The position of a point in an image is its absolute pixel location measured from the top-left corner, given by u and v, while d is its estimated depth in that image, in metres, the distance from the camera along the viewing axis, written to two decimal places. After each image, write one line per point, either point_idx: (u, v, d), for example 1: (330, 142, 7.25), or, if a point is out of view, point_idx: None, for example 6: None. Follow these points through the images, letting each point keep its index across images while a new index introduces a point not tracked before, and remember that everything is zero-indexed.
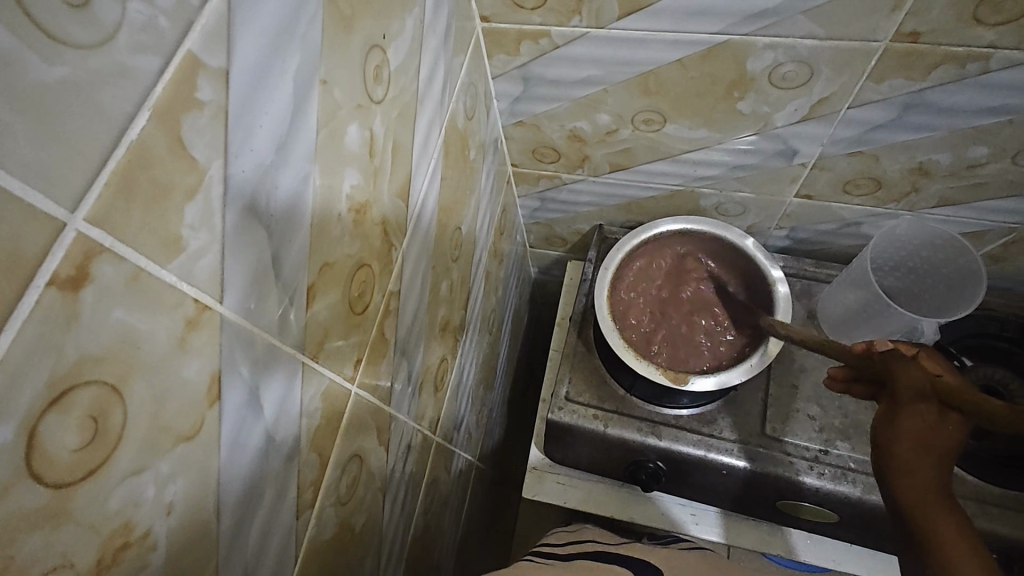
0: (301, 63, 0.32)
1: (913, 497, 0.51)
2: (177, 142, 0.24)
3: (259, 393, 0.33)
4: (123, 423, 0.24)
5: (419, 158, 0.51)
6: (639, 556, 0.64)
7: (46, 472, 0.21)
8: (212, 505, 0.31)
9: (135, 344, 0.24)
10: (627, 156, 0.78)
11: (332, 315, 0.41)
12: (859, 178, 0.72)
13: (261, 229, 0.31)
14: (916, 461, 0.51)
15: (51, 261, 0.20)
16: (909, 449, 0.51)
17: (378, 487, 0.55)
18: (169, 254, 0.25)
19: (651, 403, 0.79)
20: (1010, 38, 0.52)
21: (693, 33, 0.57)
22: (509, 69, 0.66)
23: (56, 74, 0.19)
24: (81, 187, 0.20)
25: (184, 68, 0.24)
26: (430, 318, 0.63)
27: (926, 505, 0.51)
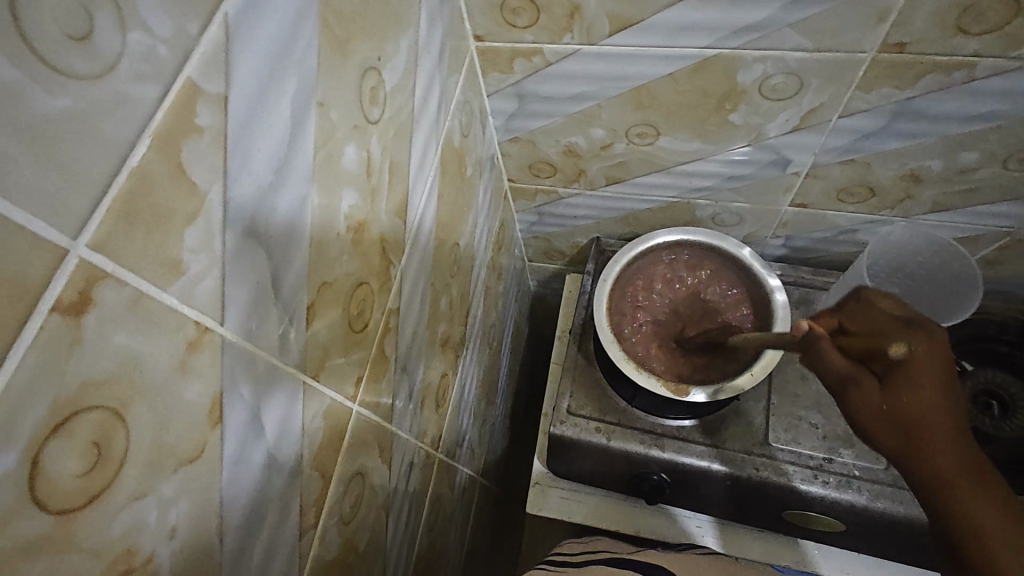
0: (298, 87, 0.32)
1: (959, 407, 0.51)
2: (177, 167, 0.24)
3: (261, 413, 0.34)
4: (126, 447, 0.24)
5: (416, 176, 0.52)
6: (647, 563, 0.63)
7: (49, 499, 0.21)
8: (215, 525, 0.31)
9: (136, 368, 0.24)
10: (622, 169, 0.78)
11: (332, 334, 0.41)
12: (852, 186, 0.73)
13: (260, 249, 0.31)
14: (939, 366, 0.52)
15: (54, 287, 0.20)
16: (884, 326, 0.58)
17: (381, 506, 0.55)
18: (170, 277, 0.25)
19: (653, 414, 0.78)
20: (994, 46, 0.53)
21: (683, 48, 0.58)
22: (503, 86, 0.67)
23: (60, 105, 0.19)
24: (83, 212, 0.21)
25: (184, 95, 0.24)
26: (430, 333, 0.63)
27: (955, 416, 0.50)
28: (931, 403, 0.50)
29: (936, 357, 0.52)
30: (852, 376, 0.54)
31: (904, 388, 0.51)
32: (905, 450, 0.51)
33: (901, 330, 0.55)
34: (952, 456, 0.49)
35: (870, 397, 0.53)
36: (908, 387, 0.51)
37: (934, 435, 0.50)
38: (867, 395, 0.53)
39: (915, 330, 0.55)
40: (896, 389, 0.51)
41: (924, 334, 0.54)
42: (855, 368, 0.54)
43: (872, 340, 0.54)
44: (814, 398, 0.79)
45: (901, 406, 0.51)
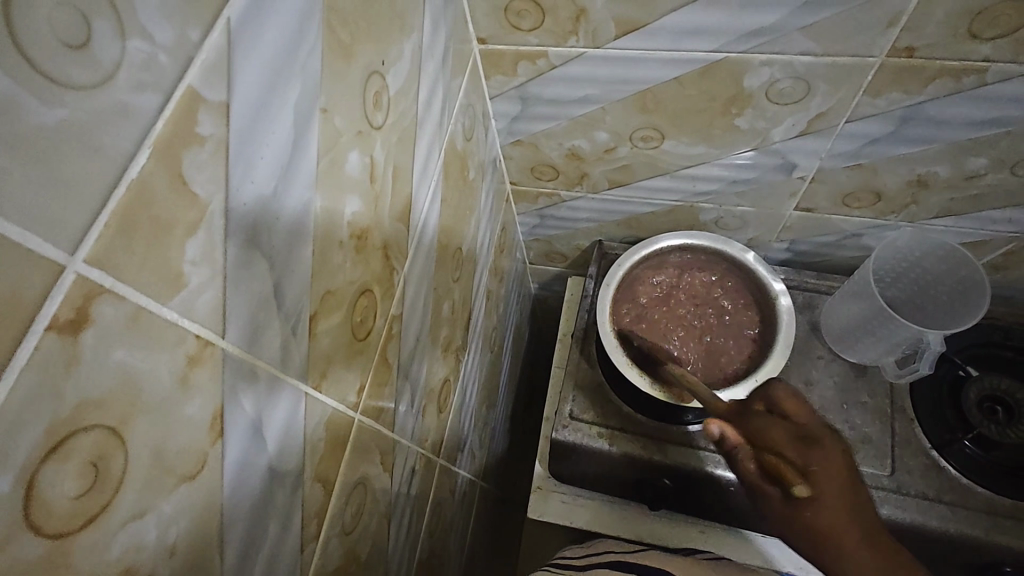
0: (302, 93, 0.32)
1: (869, 514, 0.52)
2: (177, 178, 0.24)
3: (263, 426, 0.33)
4: (124, 466, 0.23)
5: (419, 181, 0.51)
6: (647, 567, 0.63)
7: (43, 523, 0.20)
8: (215, 543, 0.30)
9: (135, 385, 0.23)
10: (625, 173, 0.78)
11: (335, 344, 0.40)
12: (858, 191, 0.73)
13: (262, 260, 0.30)
14: (846, 482, 0.52)
15: (51, 304, 0.19)
16: (781, 435, 0.54)
17: (382, 515, 0.54)
18: (170, 291, 0.24)
19: (656, 419, 0.78)
20: (1005, 52, 0.52)
21: (689, 51, 0.57)
22: (507, 89, 0.66)
23: (57, 116, 0.19)
24: (82, 225, 0.20)
25: (185, 103, 0.23)
26: (432, 339, 0.62)
27: (864, 526, 0.52)
28: (842, 522, 0.51)
29: (840, 473, 0.52)
30: (765, 488, 0.54)
31: (812, 512, 0.51)
32: (815, 557, 0.53)
33: (801, 443, 0.53)
34: (865, 561, 0.51)
35: (778, 508, 0.53)
36: (817, 511, 0.51)
37: (844, 551, 0.51)
38: (781, 509, 0.53)
39: (814, 445, 0.53)
40: (806, 511, 0.51)
41: (824, 450, 0.53)
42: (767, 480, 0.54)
43: (785, 467, 0.52)
44: (819, 403, 0.78)
45: (814, 527, 0.51)
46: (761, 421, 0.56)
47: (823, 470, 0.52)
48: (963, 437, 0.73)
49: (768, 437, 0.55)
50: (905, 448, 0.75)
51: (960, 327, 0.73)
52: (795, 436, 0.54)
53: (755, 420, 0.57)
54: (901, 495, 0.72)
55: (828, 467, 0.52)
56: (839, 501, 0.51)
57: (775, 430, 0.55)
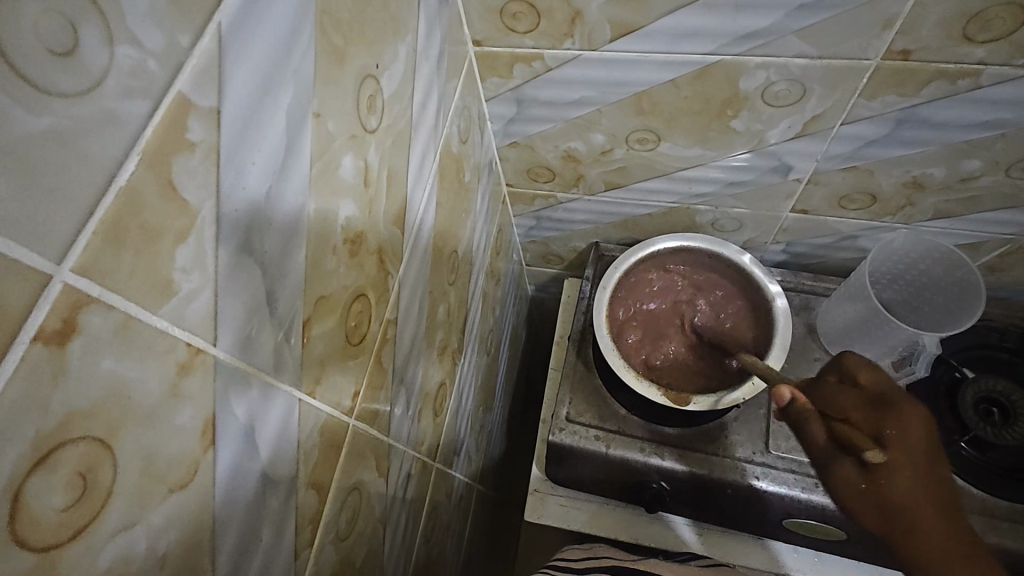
0: (294, 98, 0.31)
1: (947, 490, 0.49)
2: (167, 185, 0.23)
3: (256, 432, 0.33)
4: (114, 476, 0.23)
5: (414, 184, 0.51)
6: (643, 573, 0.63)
7: (31, 536, 0.20)
8: (208, 551, 0.30)
9: (124, 394, 0.23)
10: (622, 175, 0.78)
11: (329, 349, 0.40)
12: (854, 192, 0.73)
13: (255, 266, 0.30)
14: (924, 449, 0.49)
15: (37, 314, 0.19)
16: (852, 401, 0.54)
17: (378, 519, 0.54)
18: (160, 299, 0.24)
19: (652, 421, 0.78)
20: (1000, 55, 0.52)
21: (685, 54, 0.57)
22: (503, 91, 0.66)
23: (42, 124, 0.19)
24: (68, 235, 0.20)
25: (174, 110, 0.23)
26: (428, 342, 0.62)
27: (938, 500, 0.49)
28: (912, 492, 0.48)
29: (917, 439, 0.50)
30: (835, 458, 0.51)
31: (886, 478, 0.49)
32: (890, 533, 0.50)
33: (871, 408, 0.53)
34: (934, 535, 0.48)
35: (852, 483, 0.50)
36: (890, 478, 0.49)
37: (920, 526, 0.48)
38: (852, 479, 0.50)
39: (888, 410, 0.52)
40: (881, 479, 0.49)
41: (899, 411, 0.51)
42: (833, 448, 0.52)
43: (854, 432, 0.50)
44: None
45: (887, 500, 0.48)
46: (832, 392, 0.56)
47: (893, 432, 0.50)
48: (960, 438, 0.72)
49: (840, 404, 0.55)
50: None
51: (957, 327, 0.73)
52: (869, 403, 0.53)
53: (826, 389, 0.56)
54: None
55: (898, 431, 0.50)
56: (915, 465, 0.49)
57: (843, 397, 0.55)
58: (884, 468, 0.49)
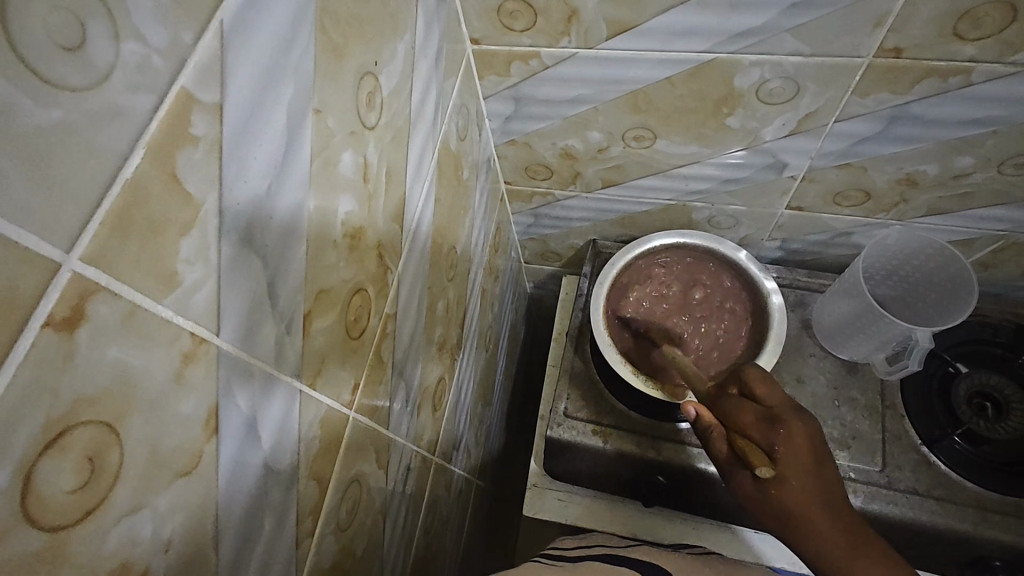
0: (295, 94, 0.32)
1: (832, 490, 0.53)
2: (171, 178, 0.24)
3: (257, 422, 0.33)
4: (120, 461, 0.24)
5: (413, 181, 0.51)
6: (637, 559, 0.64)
7: (41, 517, 0.21)
8: (210, 538, 0.31)
9: (130, 381, 0.23)
10: (619, 172, 0.78)
11: (329, 342, 0.41)
12: (848, 189, 0.73)
13: (256, 259, 0.31)
14: (808, 458, 0.53)
15: (48, 301, 0.20)
16: (751, 417, 0.57)
17: (377, 512, 0.54)
18: (164, 289, 0.25)
19: (649, 416, 0.79)
20: (991, 52, 0.53)
21: (680, 52, 0.58)
22: (500, 89, 0.67)
23: (52, 117, 0.19)
24: (78, 225, 0.20)
25: (178, 104, 0.24)
26: (427, 337, 0.63)
27: (827, 496, 0.52)
28: (804, 498, 0.52)
29: (798, 450, 0.53)
30: (733, 467, 0.57)
31: (782, 489, 0.52)
32: (784, 534, 0.54)
33: (766, 425, 0.56)
34: (821, 519, 0.51)
35: (747, 487, 0.55)
36: (783, 489, 0.52)
37: (814, 530, 0.52)
38: (752, 488, 0.55)
39: (780, 426, 0.55)
40: (772, 489, 0.53)
41: (784, 428, 0.55)
42: (733, 459, 0.57)
43: (752, 448, 0.54)
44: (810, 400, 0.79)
45: (787, 511, 0.52)
46: (735, 406, 0.58)
47: (780, 441, 0.54)
48: (953, 432, 0.73)
49: (739, 417, 0.57)
50: (895, 444, 0.75)
51: (949, 323, 0.74)
52: (762, 420, 0.56)
53: (728, 401, 0.59)
54: (891, 491, 0.73)
55: (782, 446, 0.53)
56: (803, 471, 0.52)
57: (743, 412, 0.57)
58: (783, 481, 0.52)
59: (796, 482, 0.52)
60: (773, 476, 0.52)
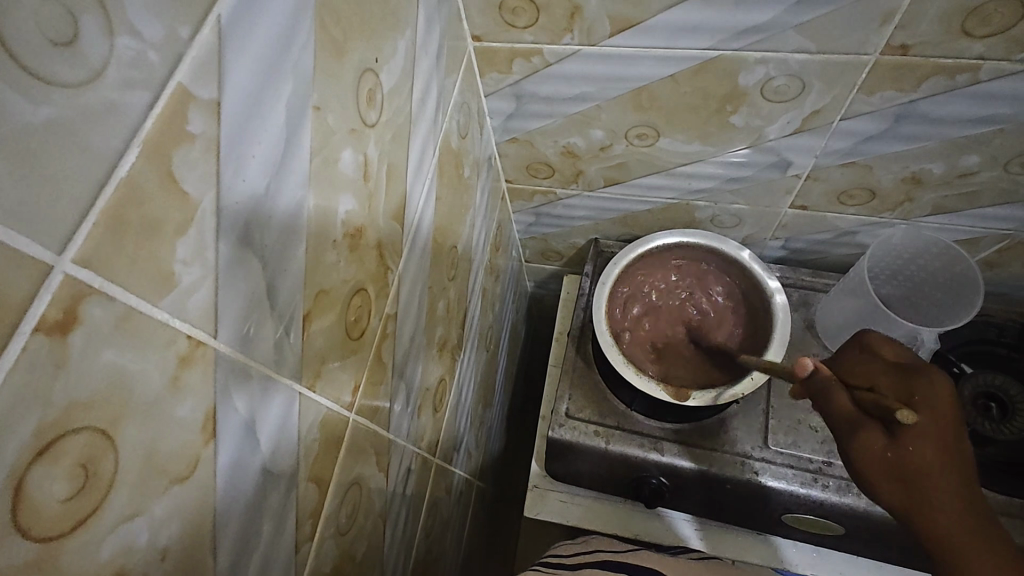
0: (294, 91, 0.31)
1: (966, 458, 0.48)
2: (167, 177, 0.23)
3: (256, 425, 0.33)
4: (114, 468, 0.23)
5: (414, 179, 0.51)
6: (637, 565, 0.63)
7: (33, 526, 0.20)
8: (208, 544, 0.30)
9: (125, 385, 0.23)
10: (621, 170, 0.78)
11: (329, 343, 0.40)
12: (853, 188, 0.73)
13: (255, 260, 0.30)
14: (952, 418, 0.49)
15: (38, 304, 0.19)
16: (879, 370, 0.56)
17: (378, 514, 0.54)
18: (161, 291, 0.24)
19: (652, 417, 0.78)
20: (999, 49, 0.52)
21: (684, 49, 0.57)
22: (502, 87, 0.66)
23: (43, 115, 0.19)
24: (69, 226, 0.20)
25: (175, 101, 0.23)
26: (428, 337, 0.62)
27: (964, 464, 0.48)
28: (937, 463, 0.47)
29: (945, 402, 0.49)
30: (858, 424, 0.50)
31: (915, 445, 0.47)
32: (905, 502, 0.49)
33: (900, 376, 0.54)
34: (941, 501, 0.47)
35: (876, 448, 0.49)
36: (918, 445, 0.47)
37: (938, 501, 0.47)
38: (883, 449, 0.49)
39: (918, 376, 0.52)
40: (908, 447, 0.47)
41: (925, 380, 0.51)
42: (859, 416, 0.51)
43: (882, 398, 0.50)
44: None
45: (904, 463, 0.47)
46: (858, 365, 0.59)
47: (920, 390, 0.51)
48: None
49: (868, 375, 0.57)
50: None
51: (955, 323, 0.73)
52: (896, 371, 0.55)
53: (856, 361, 0.59)
54: None
55: (930, 408, 0.49)
56: (939, 433, 0.48)
57: (868, 368, 0.57)
58: (923, 435, 0.47)
59: (931, 454, 0.47)
60: (911, 429, 0.48)
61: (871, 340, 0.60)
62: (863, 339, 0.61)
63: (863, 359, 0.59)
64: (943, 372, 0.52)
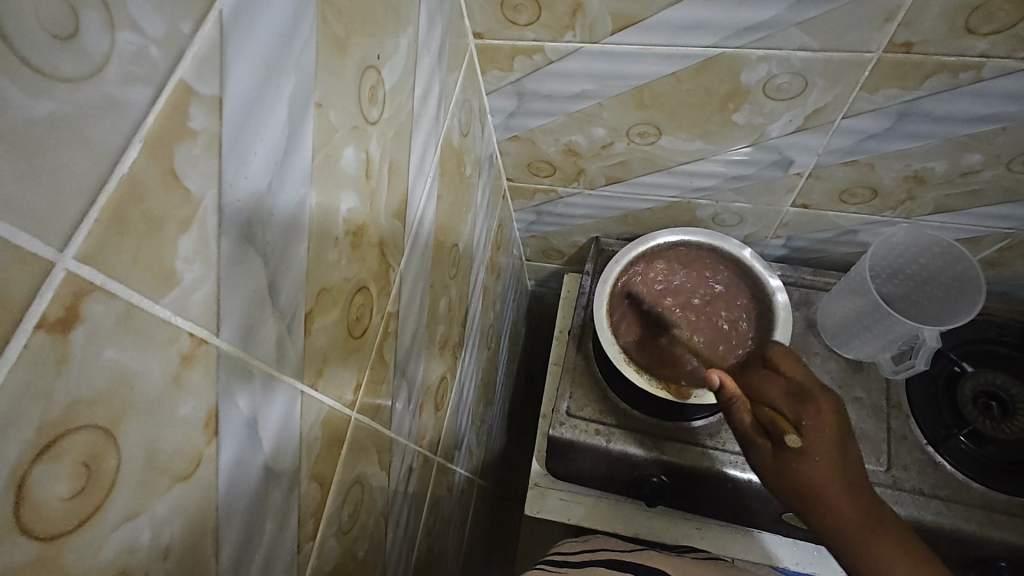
0: (295, 87, 0.31)
1: (853, 470, 0.55)
2: (169, 174, 0.23)
3: (258, 424, 0.32)
4: (117, 466, 0.23)
5: (416, 177, 0.51)
6: (640, 564, 0.63)
7: (35, 525, 0.20)
8: (210, 543, 0.30)
9: (127, 383, 0.23)
10: (623, 169, 0.78)
11: (331, 341, 0.40)
12: (855, 187, 0.73)
13: (257, 258, 0.30)
14: (833, 431, 0.56)
15: (40, 302, 0.19)
16: (778, 390, 0.62)
17: (380, 513, 0.54)
18: (162, 288, 0.24)
19: (653, 416, 0.78)
20: (1002, 47, 0.52)
21: (687, 47, 0.57)
22: (503, 84, 0.66)
23: (43, 109, 0.18)
24: (71, 221, 0.20)
25: (176, 97, 0.23)
26: (429, 335, 0.62)
27: (847, 477, 0.55)
28: (826, 474, 0.54)
29: (827, 425, 0.56)
30: (755, 441, 0.59)
31: (800, 463, 0.55)
32: (808, 508, 0.56)
33: (794, 400, 0.60)
34: (846, 509, 0.54)
35: (768, 462, 0.58)
36: (805, 462, 0.55)
37: (832, 506, 0.54)
38: (772, 457, 0.57)
39: (808, 402, 0.58)
40: (794, 463, 0.55)
41: (816, 404, 0.58)
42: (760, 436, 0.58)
43: (780, 418, 0.58)
44: None
45: (799, 478, 0.55)
46: (766, 382, 0.63)
47: (806, 415, 0.57)
48: (958, 432, 0.73)
49: (768, 394, 0.62)
50: (900, 444, 0.75)
51: (957, 322, 0.73)
52: (788, 394, 0.61)
53: (758, 378, 0.64)
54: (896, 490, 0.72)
55: (823, 424, 0.56)
56: (830, 451, 0.55)
57: (770, 386, 0.63)
58: (811, 452, 0.55)
59: (826, 469, 0.54)
60: (795, 447, 0.55)
61: (778, 357, 0.65)
62: (778, 351, 0.66)
63: (767, 375, 0.64)
64: (828, 396, 0.59)
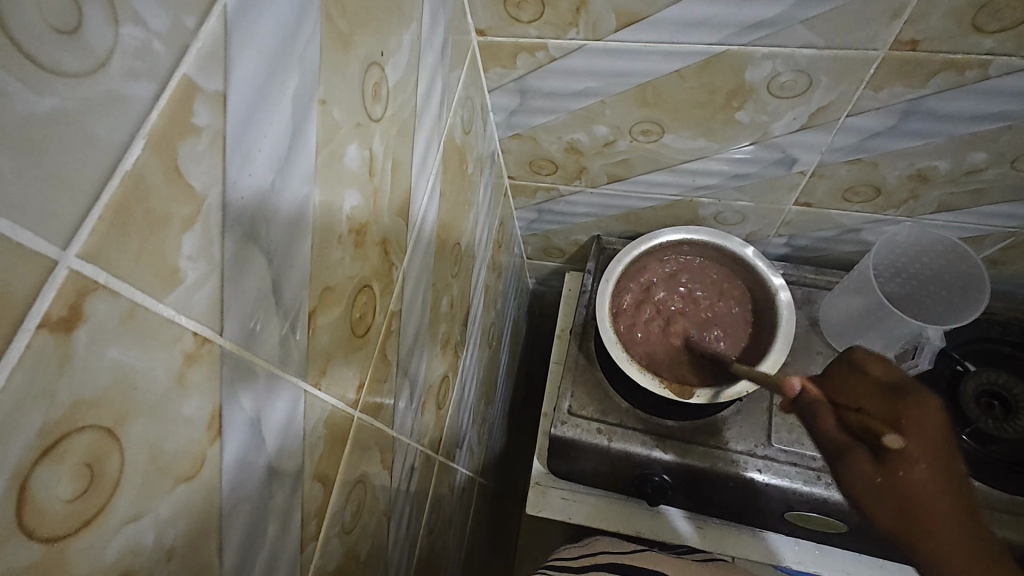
0: (299, 84, 0.31)
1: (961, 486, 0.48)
2: (173, 170, 0.23)
3: (261, 424, 0.32)
4: (120, 467, 0.23)
5: (418, 175, 0.50)
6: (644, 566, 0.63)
7: (37, 527, 0.20)
8: (213, 543, 0.29)
9: (130, 383, 0.22)
10: (625, 167, 0.77)
11: (334, 340, 0.40)
12: (858, 185, 0.72)
13: (261, 256, 0.30)
14: (937, 437, 0.49)
15: (42, 301, 0.18)
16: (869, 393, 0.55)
17: (382, 513, 0.54)
18: (166, 287, 0.24)
19: (655, 415, 0.78)
20: (1009, 45, 0.52)
21: (691, 44, 0.57)
22: (506, 82, 0.65)
23: (46, 105, 0.18)
24: (74, 219, 0.19)
25: (180, 93, 0.23)
26: (431, 334, 0.62)
27: (957, 492, 0.47)
28: (931, 483, 0.47)
29: (933, 425, 0.50)
30: (849, 449, 0.50)
31: (904, 468, 0.47)
32: (904, 528, 0.48)
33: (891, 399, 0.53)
34: (956, 530, 0.46)
35: (867, 474, 0.49)
36: (909, 467, 0.47)
37: (937, 521, 0.46)
38: (869, 469, 0.49)
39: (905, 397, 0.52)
40: (898, 470, 0.47)
41: (915, 403, 0.51)
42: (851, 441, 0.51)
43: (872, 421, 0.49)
44: None
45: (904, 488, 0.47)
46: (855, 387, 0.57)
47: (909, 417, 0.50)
48: (961, 430, 0.73)
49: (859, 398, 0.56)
50: None
51: (960, 321, 0.73)
52: (883, 396, 0.54)
53: (840, 381, 0.58)
54: None
55: (923, 430, 0.49)
56: (936, 457, 0.48)
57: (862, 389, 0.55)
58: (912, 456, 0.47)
59: (929, 476, 0.47)
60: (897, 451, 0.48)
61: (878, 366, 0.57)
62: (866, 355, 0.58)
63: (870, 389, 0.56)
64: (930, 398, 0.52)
